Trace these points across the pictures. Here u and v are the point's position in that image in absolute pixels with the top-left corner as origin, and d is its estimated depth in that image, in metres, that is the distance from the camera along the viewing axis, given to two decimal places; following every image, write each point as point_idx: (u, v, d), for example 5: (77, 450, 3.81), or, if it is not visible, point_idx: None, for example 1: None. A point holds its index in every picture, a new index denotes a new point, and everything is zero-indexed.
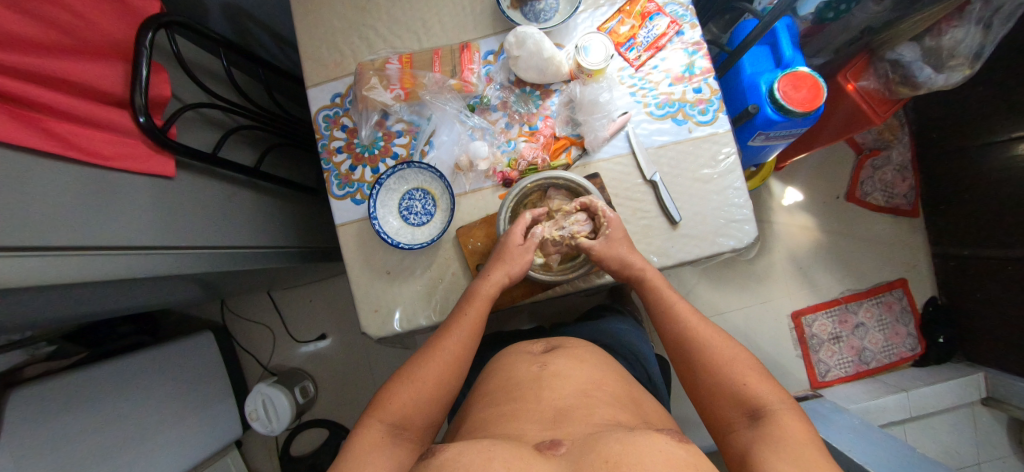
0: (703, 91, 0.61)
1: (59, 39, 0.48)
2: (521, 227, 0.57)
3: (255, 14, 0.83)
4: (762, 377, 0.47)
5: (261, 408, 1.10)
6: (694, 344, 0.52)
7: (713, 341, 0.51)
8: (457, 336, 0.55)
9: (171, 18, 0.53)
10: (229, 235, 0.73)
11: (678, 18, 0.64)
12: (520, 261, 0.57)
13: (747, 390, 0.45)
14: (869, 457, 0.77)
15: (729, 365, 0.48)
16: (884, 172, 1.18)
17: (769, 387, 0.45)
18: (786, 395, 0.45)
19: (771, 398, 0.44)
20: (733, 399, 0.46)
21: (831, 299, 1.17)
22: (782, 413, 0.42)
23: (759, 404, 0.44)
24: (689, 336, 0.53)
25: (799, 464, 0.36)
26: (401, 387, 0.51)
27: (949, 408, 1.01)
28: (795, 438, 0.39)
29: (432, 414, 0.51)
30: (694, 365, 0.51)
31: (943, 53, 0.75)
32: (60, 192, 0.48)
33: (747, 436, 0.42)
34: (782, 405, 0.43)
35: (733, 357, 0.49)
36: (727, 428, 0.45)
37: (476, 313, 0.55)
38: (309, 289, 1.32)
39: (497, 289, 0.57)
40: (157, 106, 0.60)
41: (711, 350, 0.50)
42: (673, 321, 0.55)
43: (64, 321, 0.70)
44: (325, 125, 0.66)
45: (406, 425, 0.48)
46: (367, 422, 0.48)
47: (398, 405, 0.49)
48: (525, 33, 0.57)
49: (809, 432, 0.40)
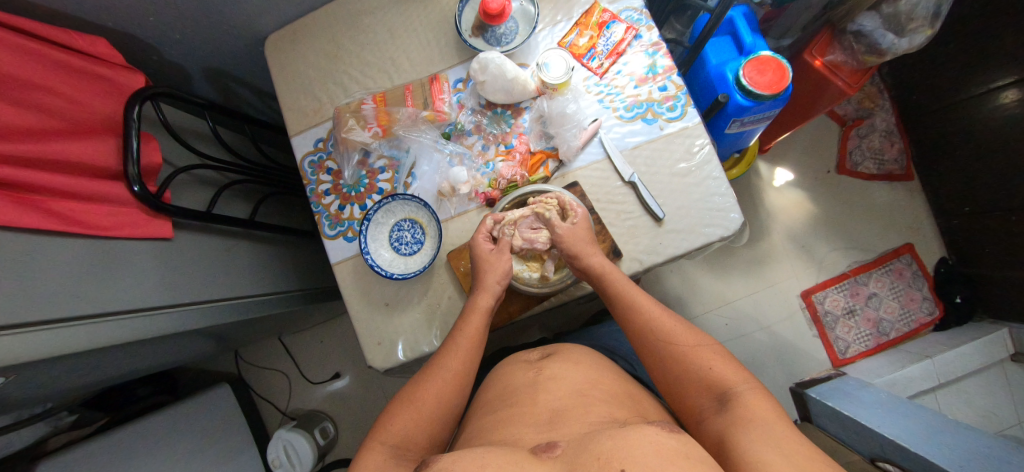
0: (669, 89, 0.63)
1: (53, 123, 0.52)
2: (485, 235, 0.60)
3: (238, 75, 0.88)
4: (725, 360, 0.47)
5: (283, 454, 1.11)
6: (659, 334, 0.52)
7: (676, 331, 0.51)
8: (459, 351, 0.54)
9: (155, 89, 0.56)
10: (231, 287, 0.75)
11: (634, 23, 0.66)
12: (503, 263, 0.58)
13: (714, 375, 0.46)
14: (899, 430, 0.73)
15: (695, 351, 0.49)
16: (872, 139, 1.18)
17: (733, 369, 0.46)
18: (750, 374, 0.46)
19: (736, 380, 0.44)
20: (702, 385, 0.46)
21: (840, 274, 1.15)
22: (748, 392, 0.43)
23: (724, 387, 0.44)
24: (653, 330, 0.52)
25: (770, 441, 0.36)
26: (403, 409, 0.51)
27: (980, 369, 0.98)
28: (761, 415, 0.39)
29: (436, 432, 0.51)
30: (662, 357, 0.50)
31: (903, 17, 0.76)
32: (59, 264, 0.50)
33: (718, 422, 0.42)
34: (748, 386, 0.44)
35: (698, 345, 0.49)
36: (698, 416, 0.45)
37: (475, 326, 0.56)
38: (320, 331, 1.34)
39: (493, 299, 0.58)
40: (150, 174, 0.63)
41: (677, 339, 0.50)
42: (636, 315, 0.54)
43: (81, 390, 0.72)
44: (311, 171, 0.68)
45: (409, 445, 0.48)
46: (370, 446, 0.49)
47: (400, 426, 0.49)
48: (487, 59, 0.60)
49: (772, 408, 0.41)
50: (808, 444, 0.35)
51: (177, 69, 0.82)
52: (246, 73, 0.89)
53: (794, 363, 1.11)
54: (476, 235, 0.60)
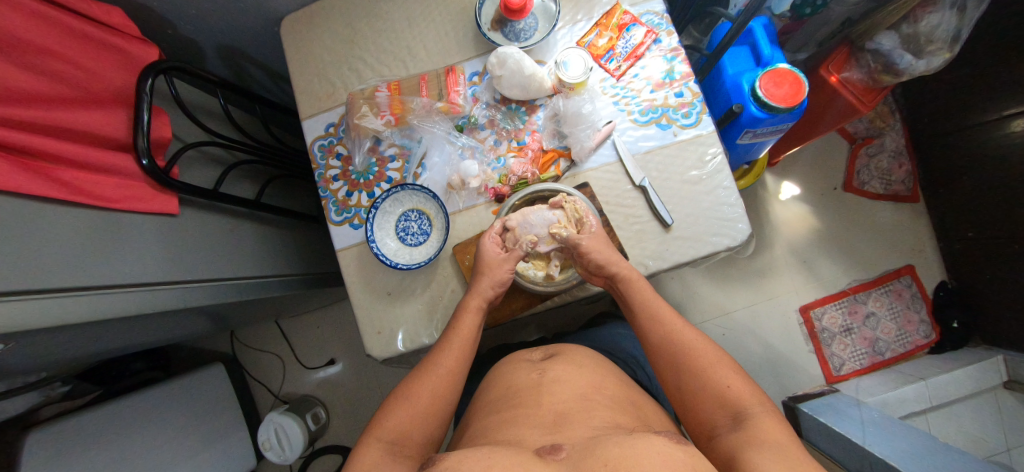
0: (685, 95, 0.63)
1: (66, 92, 0.51)
2: (493, 237, 0.59)
3: (251, 54, 0.87)
4: (743, 380, 0.47)
5: (274, 438, 1.11)
6: (679, 346, 0.51)
7: (696, 344, 0.51)
8: (452, 348, 0.55)
9: (170, 63, 0.56)
10: (233, 267, 0.75)
11: (654, 27, 0.66)
12: (504, 271, 0.58)
13: (730, 393, 0.46)
14: (890, 450, 0.74)
15: (713, 367, 0.48)
16: (880, 159, 1.18)
17: (750, 390, 0.46)
18: (766, 397, 0.46)
19: (752, 401, 0.44)
20: (717, 401, 0.46)
21: (839, 291, 1.15)
22: (763, 414, 0.43)
23: (740, 406, 0.44)
24: (673, 342, 0.52)
25: (786, 462, 0.36)
26: (398, 405, 0.51)
27: (972, 394, 0.98)
28: (776, 438, 0.39)
29: (431, 429, 0.51)
30: (680, 368, 0.50)
31: (922, 38, 0.76)
32: (65, 234, 0.50)
33: (731, 439, 0.42)
34: (762, 408, 0.44)
35: (717, 360, 0.49)
36: (710, 432, 0.45)
37: (468, 326, 0.56)
38: (317, 316, 1.33)
39: (484, 301, 0.58)
40: (159, 147, 0.62)
41: (696, 353, 0.50)
42: (658, 326, 0.54)
43: (76, 361, 0.72)
44: (321, 154, 0.68)
45: (405, 442, 0.48)
46: (366, 441, 0.48)
47: (395, 422, 0.49)
48: (505, 54, 0.60)
49: (788, 433, 0.40)
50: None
51: (190, 45, 0.81)
52: (259, 53, 0.88)
53: (788, 377, 1.12)
54: (484, 237, 0.59)
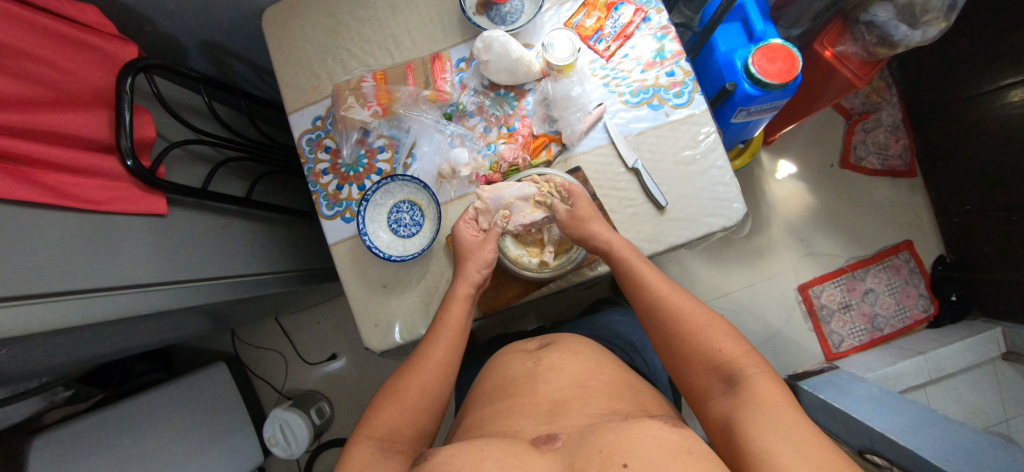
0: (676, 74, 0.62)
1: (45, 95, 0.50)
2: (467, 222, 0.60)
3: (234, 49, 0.86)
4: (735, 342, 0.47)
5: (280, 433, 1.12)
6: (669, 312, 0.50)
7: (686, 309, 0.50)
8: (440, 340, 0.55)
9: (148, 61, 0.54)
10: (227, 265, 0.75)
11: (643, 5, 0.64)
12: (486, 253, 0.58)
13: (723, 358, 0.45)
14: (889, 424, 0.74)
15: (704, 331, 0.48)
16: (877, 134, 1.17)
17: (744, 352, 0.45)
18: (760, 357, 0.45)
19: (747, 363, 0.44)
20: (710, 366, 0.46)
21: (837, 269, 1.15)
22: (759, 376, 0.43)
23: (734, 369, 0.44)
24: (662, 310, 0.51)
25: (782, 428, 0.36)
26: (387, 401, 0.51)
27: (971, 366, 0.99)
28: (772, 400, 0.39)
29: (421, 422, 0.51)
30: (671, 336, 0.50)
31: (918, 8, 0.73)
32: (53, 240, 0.49)
33: (725, 403, 0.42)
34: (757, 369, 0.44)
35: (708, 324, 0.48)
36: (704, 396, 0.46)
37: (457, 316, 0.56)
38: (317, 312, 1.34)
39: (473, 287, 0.58)
40: (144, 148, 0.61)
41: (687, 319, 0.49)
42: (645, 294, 0.53)
43: (77, 365, 0.72)
44: (309, 148, 0.67)
45: (396, 438, 0.48)
46: (357, 440, 0.48)
47: (385, 419, 0.49)
48: (490, 38, 0.58)
49: (784, 396, 0.40)
50: (818, 431, 0.36)
51: (171, 41, 0.80)
52: (242, 47, 0.86)
53: (787, 356, 1.13)
54: (459, 223, 0.59)
